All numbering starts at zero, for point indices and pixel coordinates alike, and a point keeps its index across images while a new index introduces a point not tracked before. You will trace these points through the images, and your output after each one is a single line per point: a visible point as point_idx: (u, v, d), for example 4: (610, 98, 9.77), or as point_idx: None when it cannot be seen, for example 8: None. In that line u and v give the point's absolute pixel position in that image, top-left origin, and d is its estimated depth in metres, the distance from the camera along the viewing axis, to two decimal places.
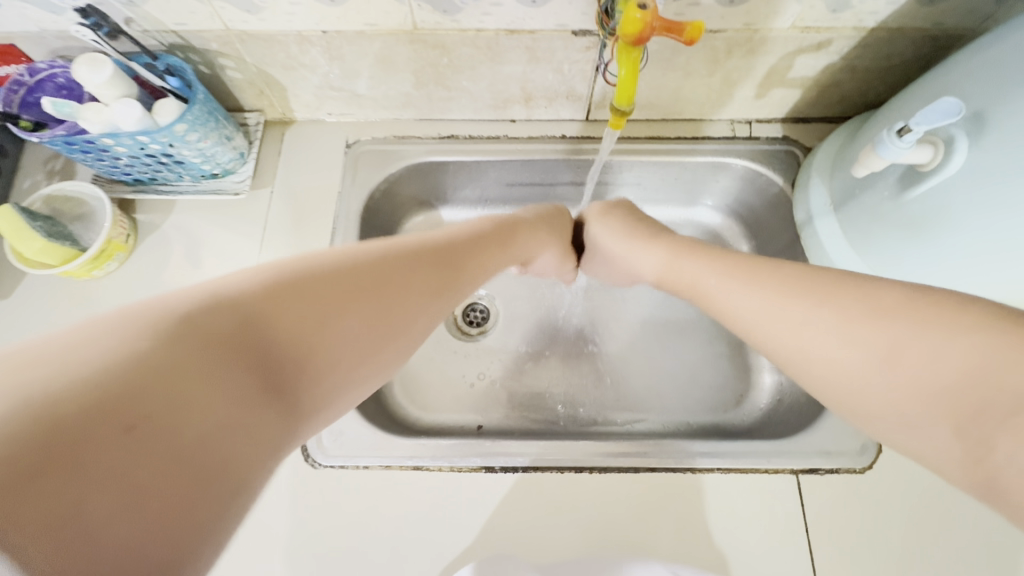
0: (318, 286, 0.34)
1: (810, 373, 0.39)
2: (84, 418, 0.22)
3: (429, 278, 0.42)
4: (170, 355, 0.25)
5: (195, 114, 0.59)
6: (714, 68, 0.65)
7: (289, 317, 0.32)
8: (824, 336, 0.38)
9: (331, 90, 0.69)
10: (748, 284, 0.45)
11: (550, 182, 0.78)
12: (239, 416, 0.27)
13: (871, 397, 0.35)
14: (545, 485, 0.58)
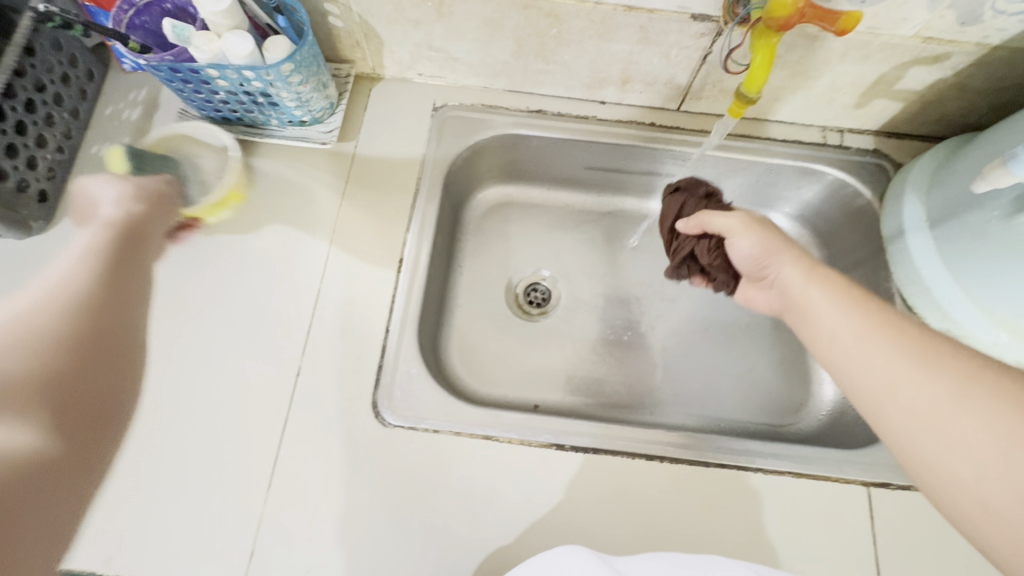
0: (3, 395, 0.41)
1: (925, 454, 0.39)
2: None
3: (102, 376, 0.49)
4: None
5: (303, 56, 0.58)
6: (823, 70, 0.64)
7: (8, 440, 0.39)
8: (949, 418, 0.39)
9: (429, 50, 0.68)
10: (877, 342, 0.44)
11: (629, 169, 0.77)
12: None
13: (988, 482, 0.36)
14: (614, 470, 0.58)
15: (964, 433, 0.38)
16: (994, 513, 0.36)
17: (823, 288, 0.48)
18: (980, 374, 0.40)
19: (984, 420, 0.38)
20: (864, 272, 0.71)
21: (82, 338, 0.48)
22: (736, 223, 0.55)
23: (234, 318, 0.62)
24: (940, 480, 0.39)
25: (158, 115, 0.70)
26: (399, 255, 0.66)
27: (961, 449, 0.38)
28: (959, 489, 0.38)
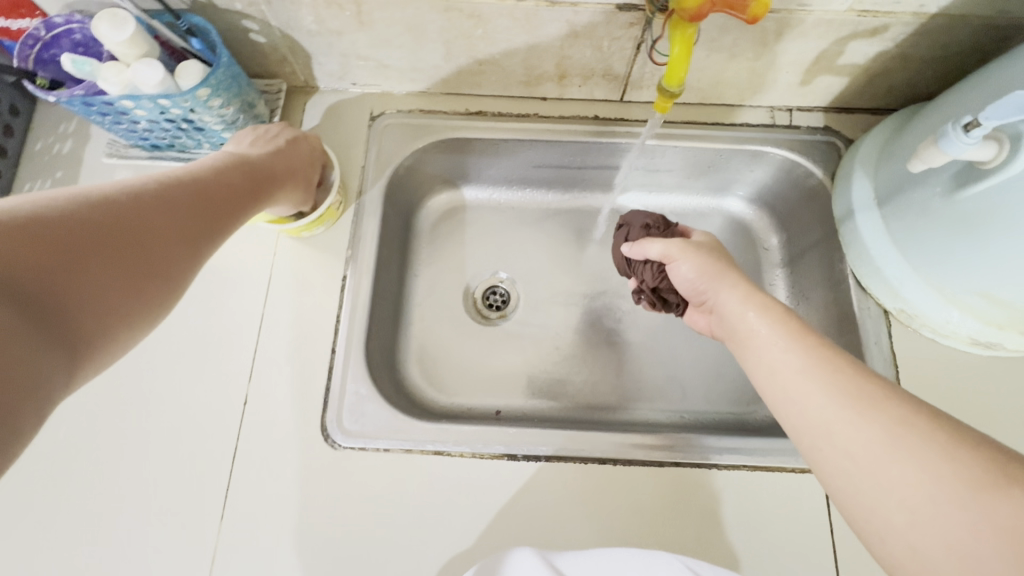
0: (178, 209, 0.46)
1: (860, 500, 0.38)
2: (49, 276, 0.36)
3: (214, 207, 0.50)
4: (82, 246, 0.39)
5: (219, 79, 0.56)
6: (762, 51, 0.62)
7: (154, 243, 0.43)
8: (879, 463, 0.37)
9: (358, 59, 0.66)
10: (815, 380, 0.43)
11: (577, 164, 0.76)
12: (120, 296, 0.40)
13: (921, 533, 0.34)
14: (568, 477, 0.58)
15: (890, 478, 0.36)
16: (929, 567, 0.33)
17: (768, 329, 0.48)
18: (917, 420, 0.37)
19: (911, 464, 0.36)
20: (820, 254, 0.70)
21: (229, 177, 0.53)
22: (673, 248, 0.59)
23: (179, 348, 0.61)
24: (875, 530, 0.37)
25: (89, 147, 0.69)
26: (342, 274, 0.65)
27: (887, 495, 0.36)
28: (894, 541, 0.36)
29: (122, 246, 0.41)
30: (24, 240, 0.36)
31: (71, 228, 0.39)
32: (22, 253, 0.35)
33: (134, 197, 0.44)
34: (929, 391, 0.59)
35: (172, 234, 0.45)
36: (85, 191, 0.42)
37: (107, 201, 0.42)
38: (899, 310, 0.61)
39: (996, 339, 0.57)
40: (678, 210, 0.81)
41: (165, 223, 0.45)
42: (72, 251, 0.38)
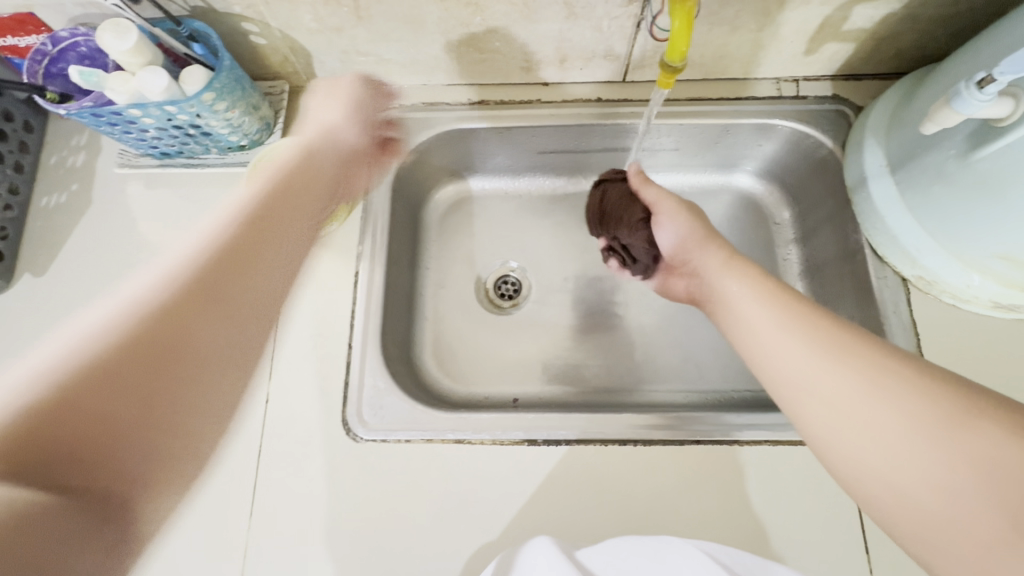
0: (215, 280, 0.35)
1: (837, 449, 0.40)
2: (79, 432, 0.28)
3: (264, 249, 0.39)
4: (118, 379, 0.29)
5: (223, 82, 0.57)
6: (764, 21, 0.61)
7: (201, 335, 0.33)
8: (857, 411, 0.39)
9: (358, 55, 0.66)
10: (794, 334, 0.44)
11: (583, 148, 0.75)
12: (184, 420, 0.32)
13: (899, 475, 0.36)
14: (589, 460, 0.58)
15: (866, 423, 0.38)
16: (909, 505, 0.35)
17: (750, 290, 0.50)
18: (891, 362, 0.40)
19: (887, 409, 0.38)
20: (833, 224, 0.69)
21: (270, 205, 0.42)
22: (669, 202, 0.60)
23: None
24: (852, 473, 0.39)
25: (101, 158, 0.70)
26: (355, 270, 0.65)
27: (863, 439, 0.38)
28: (871, 483, 0.38)
29: (168, 358, 0.32)
30: (49, 397, 0.28)
31: (104, 363, 0.29)
32: (49, 416, 0.27)
33: (176, 281, 0.33)
34: (951, 358, 0.59)
35: (237, 318, 0.35)
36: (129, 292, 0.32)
37: (144, 297, 0.32)
38: (918, 277, 0.60)
39: (1018, 301, 0.56)
40: (686, 190, 0.80)
41: (216, 300, 0.35)
42: (111, 389, 0.29)
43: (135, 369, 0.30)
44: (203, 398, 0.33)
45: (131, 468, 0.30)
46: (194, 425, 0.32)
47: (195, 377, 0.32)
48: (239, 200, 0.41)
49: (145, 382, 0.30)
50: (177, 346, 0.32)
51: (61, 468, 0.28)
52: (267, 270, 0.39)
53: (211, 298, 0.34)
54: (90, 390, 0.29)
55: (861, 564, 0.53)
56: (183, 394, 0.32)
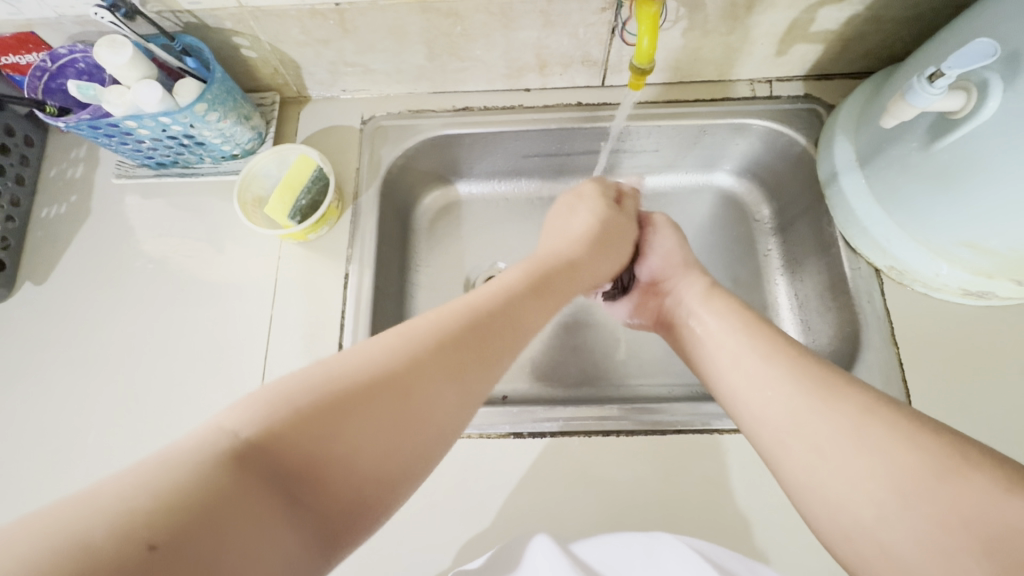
0: (464, 345, 0.41)
1: (826, 501, 0.37)
2: (307, 450, 0.32)
3: (523, 325, 0.47)
4: (347, 412, 0.34)
5: (215, 94, 0.59)
6: (734, 25, 0.63)
7: (433, 390, 0.38)
8: (847, 462, 0.37)
9: (346, 66, 0.69)
10: (781, 370, 0.44)
11: (566, 151, 0.77)
12: (383, 471, 0.34)
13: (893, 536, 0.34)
14: (573, 452, 0.59)
15: (857, 485, 0.36)
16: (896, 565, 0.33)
17: (741, 332, 0.50)
18: (880, 410, 0.39)
19: (878, 461, 0.36)
20: (810, 219, 0.71)
21: (544, 282, 0.52)
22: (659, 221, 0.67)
23: (195, 355, 0.64)
24: (844, 537, 0.36)
25: (99, 170, 0.73)
26: (345, 272, 0.67)
27: (856, 504, 0.36)
28: (862, 539, 0.35)
29: (390, 402, 0.36)
30: (295, 416, 0.33)
31: (343, 392, 0.35)
32: (294, 429, 0.32)
33: (409, 336, 0.40)
34: (925, 346, 0.60)
35: (448, 377, 0.39)
36: (376, 340, 0.39)
37: (385, 347, 0.39)
38: (889, 268, 0.62)
39: (988, 288, 0.57)
40: (668, 189, 0.82)
41: (453, 363, 0.40)
42: (344, 421, 0.33)
43: (352, 417, 0.34)
44: (406, 453, 0.35)
45: (327, 509, 0.32)
46: (373, 482, 0.34)
47: (409, 430, 0.36)
48: (498, 285, 0.49)
49: (371, 414, 0.35)
50: (385, 400, 0.35)
51: (284, 484, 0.30)
52: (481, 373, 0.41)
53: (429, 374, 0.38)
54: (331, 414, 0.33)
55: None
56: (380, 440, 0.34)
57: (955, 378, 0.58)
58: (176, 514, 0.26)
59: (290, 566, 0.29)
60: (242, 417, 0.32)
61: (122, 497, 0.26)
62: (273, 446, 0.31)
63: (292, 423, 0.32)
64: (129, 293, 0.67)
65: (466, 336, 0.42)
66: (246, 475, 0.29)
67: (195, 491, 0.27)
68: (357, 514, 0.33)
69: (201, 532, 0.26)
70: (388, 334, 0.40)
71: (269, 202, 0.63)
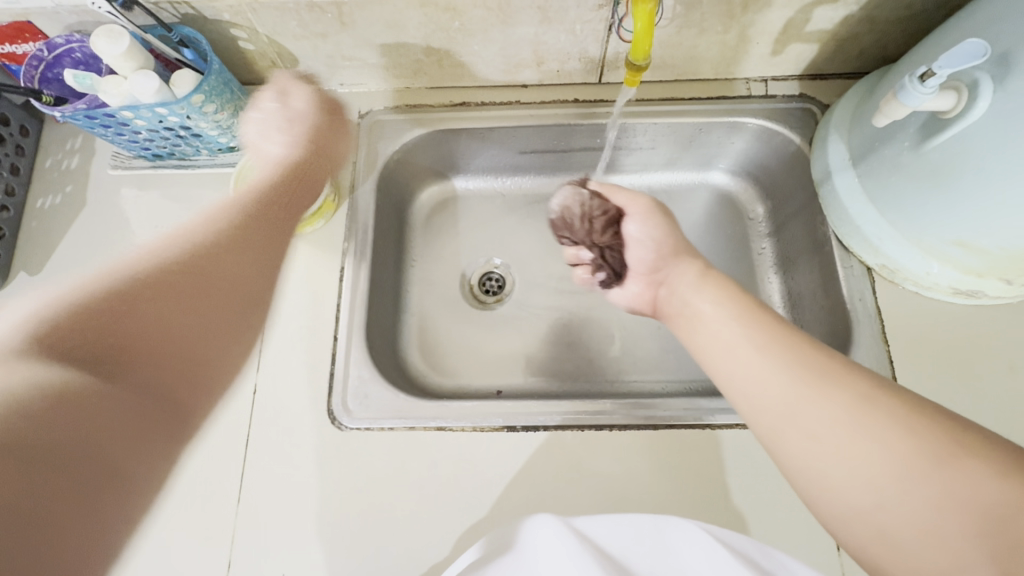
0: (238, 239, 0.46)
1: (826, 490, 0.39)
2: (106, 340, 0.36)
3: (269, 227, 0.50)
4: (142, 298, 0.38)
5: (211, 85, 0.59)
6: (730, 24, 0.64)
7: (221, 275, 0.43)
8: (845, 451, 0.39)
9: (343, 60, 0.69)
10: (776, 358, 0.45)
11: (562, 148, 0.78)
12: (188, 345, 0.40)
13: (893, 521, 0.36)
14: (566, 446, 0.59)
15: (855, 471, 0.38)
16: (895, 548, 0.36)
17: (728, 321, 0.50)
18: (878, 398, 0.40)
19: (876, 450, 0.38)
20: (804, 218, 0.71)
21: (263, 194, 0.52)
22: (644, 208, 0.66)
23: None
24: (841, 518, 0.39)
25: (94, 161, 0.72)
26: (341, 265, 0.67)
27: (854, 487, 0.38)
28: (861, 523, 0.38)
29: (173, 287, 0.40)
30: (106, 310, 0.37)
31: (131, 288, 0.38)
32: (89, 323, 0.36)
33: (194, 236, 0.44)
34: (917, 344, 0.61)
35: (235, 266, 0.44)
36: (164, 242, 0.43)
37: (159, 246, 0.42)
38: (881, 266, 0.62)
39: (977, 288, 0.58)
40: (664, 187, 0.83)
41: (220, 254, 0.44)
42: (136, 305, 0.38)
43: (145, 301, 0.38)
44: (206, 326, 0.41)
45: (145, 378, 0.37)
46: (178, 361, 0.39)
47: (200, 310, 0.41)
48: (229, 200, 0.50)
49: (151, 302, 0.39)
50: (171, 283, 0.40)
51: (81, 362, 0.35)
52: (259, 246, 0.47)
53: (214, 261, 0.43)
54: (118, 304, 0.37)
55: (830, 542, 0.55)
56: (166, 318, 0.39)
57: (946, 375, 0.59)
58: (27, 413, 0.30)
59: (121, 435, 0.34)
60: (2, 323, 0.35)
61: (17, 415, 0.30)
62: (71, 335, 0.35)
63: (84, 314, 0.36)
64: None
65: (233, 232, 0.46)
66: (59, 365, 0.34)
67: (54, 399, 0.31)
68: (184, 390, 0.39)
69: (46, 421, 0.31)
70: (169, 235, 0.43)
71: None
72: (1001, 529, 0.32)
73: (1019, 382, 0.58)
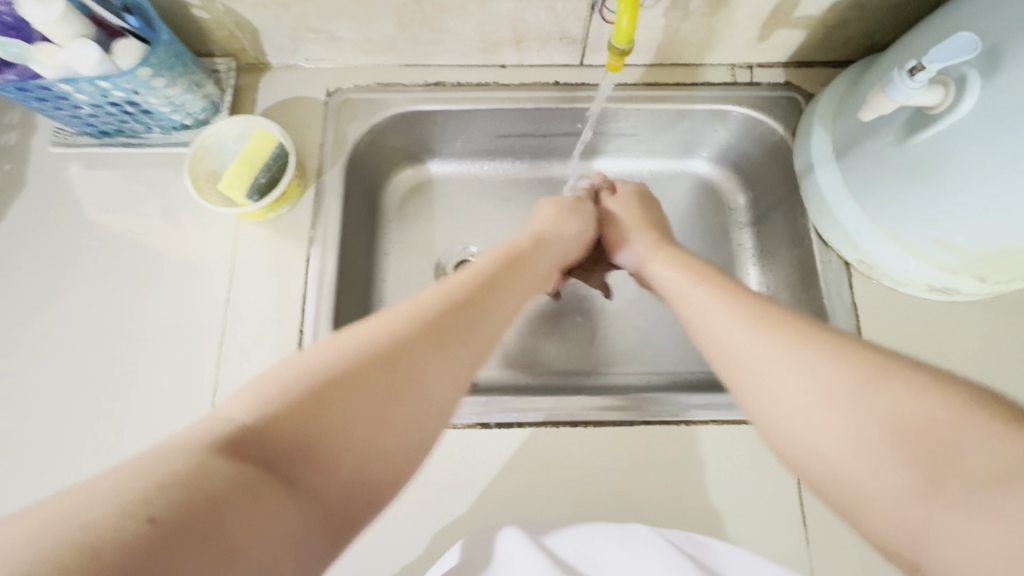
0: (428, 335, 0.43)
1: (800, 442, 0.38)
2: (222, 474, 0.30)
3: (471, 323, 0.47)
4: (311, 414, 0.35)
5: (160, 58, 0.54)
6: (717, 7, 0.61)
7: (402, 381, 0.39)
8: (821, 408, 0.37)
9: (307, 32, 0.64)
10: (742, 323, 0.45)
11: (542, 133, 0.75)
12: (380, 449, 0.36)
13: (864, 485, 0.33)
14: (542, 443, 0.58)
15: (827, 423, 0.36)
16: (875, 509, 0.33)
17: (734, 308, 0.47)
18: (857, 357, 0.38)
19: (846, 409, 0.36)
20: (785, 210, 0.70)
21: (437, 296, 0.47)
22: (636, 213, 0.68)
23: (145, 339, 0.60)
24: (811, 466, 0.37)
25: (34, 137, 0.67)
26: (307, 254, 0.64)
27: (851, 462, 0.35)
28: (822, 471, 0.36)
29: (348, 392, 0.36)
30: (168, 482, 0.28)
31: (280, 411, 0.34)
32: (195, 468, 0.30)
33: (356, 350, 0.39)
34: (890, 340, 0.61)
35: (422, 359, 0.41)
36: (323, 350, 0.39)
37: (340, 350, 0.39)
38: (859, 262, 0.62)
39: (952, 285, 0.58)
40: (646, 175, 0.81)
41: (422, 344, 0.42)
42: (307, 424, 0.34)
43: (341, 399, 0.36)
44: (388, 434, 0.37)
45: (328, 490, 0.33)
46: (373, 475, 0.36)
47: (389, 408, 0.38)
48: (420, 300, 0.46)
49: (304, 419, 0.35)
50: (348, 383, 0.37)
51: (283, 465, 0.33)
52: (477, 336, 0.46)
53: (412, 360, 0.40)
54: (265, 439, 0.33)
55: (799, 536, 0.56)
56: (367, 424, 0.36)
57: None
58: (174, 492, 0.28)
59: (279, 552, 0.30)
60: (234, 408, 0.35)
61: (132, 480, 0.28)
62: (240, 457, 0.32)
63: (227, 455, 0.31)
64: (71, 272, 0.63)
65: (420, 341, 0.42)
66: (114, 520, 0.26)
67: (185, 471, 0.29)
68: (357, 501, 0.35)
69: (168, 541, 0.26)
70: (332, 342, 0.40)
71: (225, 177, 0.58)
72: (960, 467, 0.30)
73: (986, 378, 0.59)
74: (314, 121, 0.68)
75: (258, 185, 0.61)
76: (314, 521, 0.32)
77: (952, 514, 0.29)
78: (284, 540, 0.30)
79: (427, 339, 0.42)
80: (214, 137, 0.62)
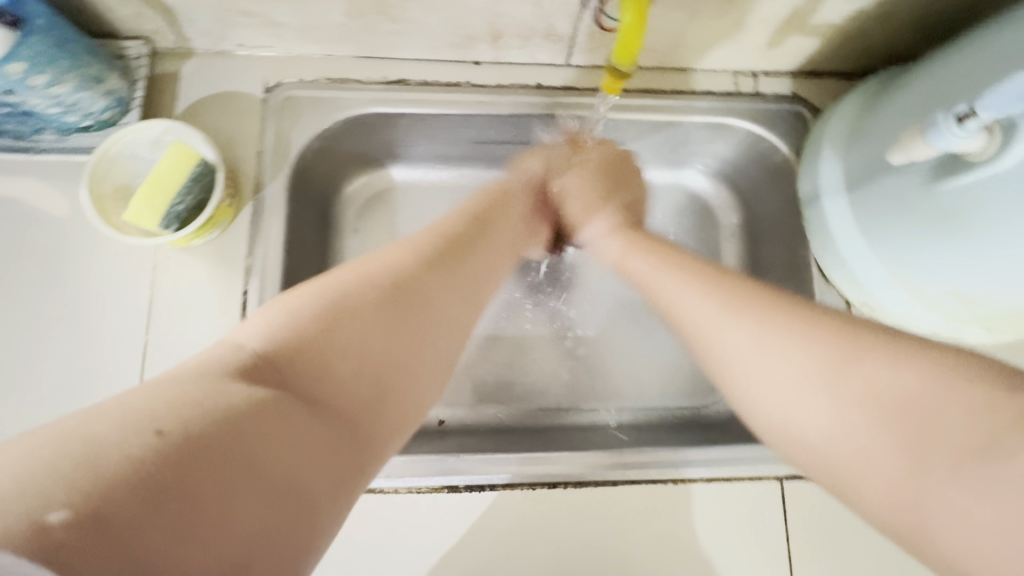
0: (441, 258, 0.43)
1: (789, 436, 0.37)
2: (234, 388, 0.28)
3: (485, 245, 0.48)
4: (333, 338, 0.34)
5: (35, 49, 0.43)
6: (726, 10, 0.53)
7: (422, 293, 0.40)
8: (803, 398, 0.36)
9: (237, 15, 0.52)
10: (710, 296, 0.44)
11: (521, 139, 0.66)
12: (408, 367, 0.36)
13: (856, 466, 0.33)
14: (517, 507, 0.53)
15: (821, 413, 0.35)
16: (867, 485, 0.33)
17: (699, 288, 0.45)
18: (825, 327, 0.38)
19: (824, 395, 0.35)
20: (783, 236, 0.64)
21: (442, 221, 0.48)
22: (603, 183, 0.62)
23: (42, 391, 0.50)
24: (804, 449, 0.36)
25: None
26: (244, 286, 0.54)
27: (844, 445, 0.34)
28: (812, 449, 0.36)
29: (379, 305, 0.37)
30: (177, 397, 0.27)
31: (306, 335, 0.33)
32: (208, 389, 0.28)
33: (376, 270, 0.39)
34: None
35: (431, 286, 0.41)
36: (347, 274, 0.39)
37: (353, 275, 0.38)
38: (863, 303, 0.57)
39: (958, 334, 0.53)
40: None
41: (443, 264, 0.43)
42: (331, 347, 0.33)
43: (353, 321, 0.35)
44: (415, 347, 0.37)
45: (350, 407, 0.32)
46: (396, 387, 0.35)
47: (409, 329, 0.37)
48: (429, 231, 0.46)
49: (329, 340, 0.34)
50: (378, 305, 0.37)
51: (298, 389, 0.31)
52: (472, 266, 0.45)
53: (423, 282, 0.40)
54: (299, 364, 0.32)
55: None
56: (386, 340, 0.36)
57: None
58: (192, 411, 0.26)
59: (311, 459, 0.29)
60: (245, 336, 0.33)
61: (145, 402, 0.26)
62: (269, 364, 0.31)
63: (255, 368, 0.31)
64: None
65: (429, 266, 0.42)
66: (121, 432, 0.24)
67: (189, 397, 0.27)
68: (380, 421, 0.34)
69: (200, 438, 0.25)
70: (347, 269, 0.39)
71: (130, 206, 0.48)
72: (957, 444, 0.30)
73: None
74: (250, 124, 0.57)
75: (177, 211, 0.51)
76: (336, 437, 0.31)
77: (929, 460, 0.30)
78: (310, 458, 0.29)
79: (447, 257, 0.44)
80: (114, 149, 0.50)
